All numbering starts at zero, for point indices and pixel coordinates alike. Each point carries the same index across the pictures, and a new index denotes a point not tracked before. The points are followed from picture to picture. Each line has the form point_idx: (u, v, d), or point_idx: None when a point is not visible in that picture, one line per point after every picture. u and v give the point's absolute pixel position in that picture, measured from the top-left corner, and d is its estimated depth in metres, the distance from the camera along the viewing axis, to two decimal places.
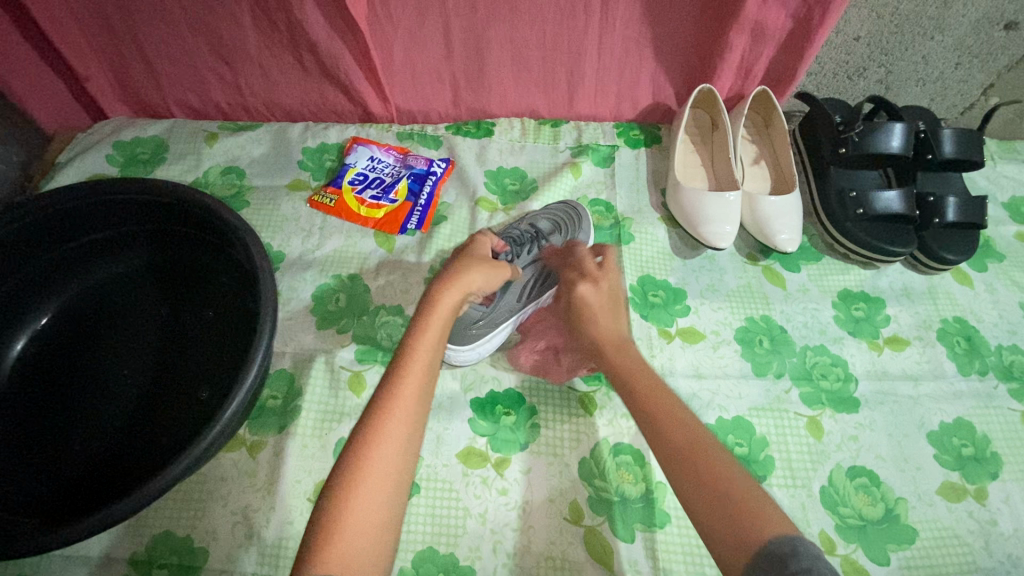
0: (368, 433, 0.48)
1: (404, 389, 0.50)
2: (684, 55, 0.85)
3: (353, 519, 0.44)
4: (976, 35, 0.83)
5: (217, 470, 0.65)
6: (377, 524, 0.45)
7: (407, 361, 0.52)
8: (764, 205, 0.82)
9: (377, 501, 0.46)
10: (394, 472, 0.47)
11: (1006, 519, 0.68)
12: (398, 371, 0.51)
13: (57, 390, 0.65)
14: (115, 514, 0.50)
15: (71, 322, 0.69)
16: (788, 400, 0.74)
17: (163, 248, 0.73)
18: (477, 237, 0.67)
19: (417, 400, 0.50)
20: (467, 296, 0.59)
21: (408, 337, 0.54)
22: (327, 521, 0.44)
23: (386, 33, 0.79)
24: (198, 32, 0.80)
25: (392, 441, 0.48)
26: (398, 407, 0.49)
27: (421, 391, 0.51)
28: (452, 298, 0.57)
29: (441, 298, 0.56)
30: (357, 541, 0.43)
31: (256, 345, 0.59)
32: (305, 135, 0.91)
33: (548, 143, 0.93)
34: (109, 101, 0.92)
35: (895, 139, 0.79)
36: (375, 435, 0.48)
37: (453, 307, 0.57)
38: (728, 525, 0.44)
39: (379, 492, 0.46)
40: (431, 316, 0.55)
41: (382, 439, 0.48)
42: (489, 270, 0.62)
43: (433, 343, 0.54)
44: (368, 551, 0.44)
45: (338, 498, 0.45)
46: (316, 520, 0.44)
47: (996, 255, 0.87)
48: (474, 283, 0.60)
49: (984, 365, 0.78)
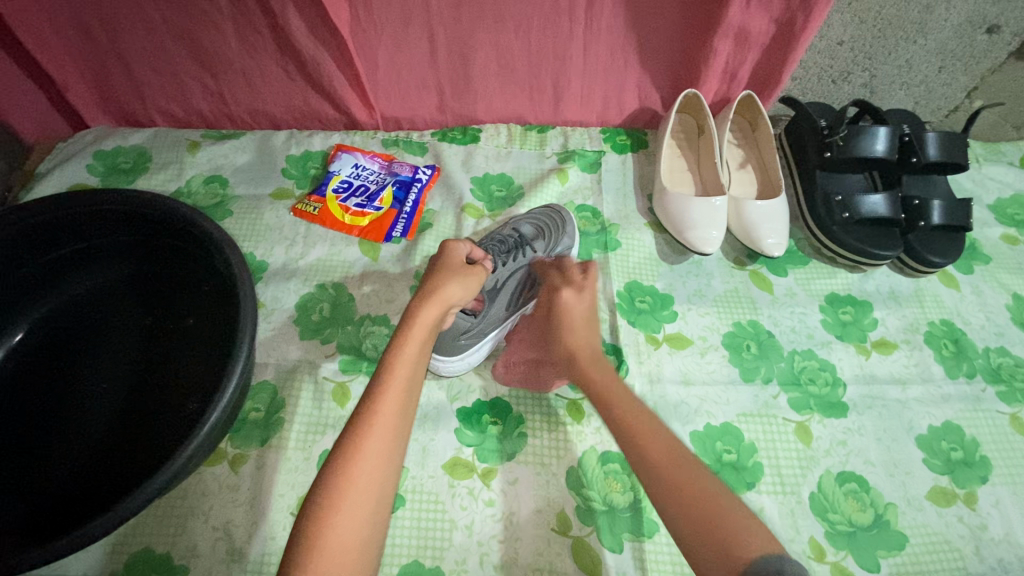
0: (348, 449, 0.47)
1: (386, 403, 0.50)
2: (669, 60, 0.85)
3: (334, 538, 0.44)
4: (958, 38, 0.83)
5: (198, 485, 0.64)
6: (357, 542, 0.44)
7: (388, 378, 0.51)
8: (751, 209, 0.82)
9: (358, 518, 0.45)
10: (375, 492, 0.46)
11: (996, 523, 0.68)
12: (380, 385, 0.51)
13: (36, 405, 0.64)
14: (90, 533, 0.49)
15: (49, 336, 0.68)
16: (776, 405, 0.73)
17: (144, 260, 0.72)
18: (449, 241, 0.64)
19: (399, 414, 0.50)
20: (447, 310, 0.58)
21: (389, 352, 0.53)
22: (307, 540, 0.43)
23: (370, 41, 0.79)
24: (179, 41, 0.79)
25: (373, 457, 0.47)
26: (379, 421, 0.49)
27: (403, 406, 0.50)
28: (430, 314, 0.56)
29: (422, 312, 0.55)
30: (337, 560, 0.43)
31: (234, 359, 0.57)
32: (289, 143, 0.91)
33: (534, 149, 0.93)
34: (90, 111, 0.91)
35: (880, 143, 0.80)
36: (357, 451, 0.47)
37: (432, 323, 0.56)
38: (712, 537, 0.44)
39: (360, 509, 0.45)
40: (411, 332, 0.54)
41: (363, 455, 0.47)
42: (470, 280, 0.60)
43: (415, 355, 0.53)
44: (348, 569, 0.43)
45: (315, 520, 0.44)
46: (296, 539, 0.44)
47: (982, 258, 0.88)
48: (453, 295, 0.58)
49: (971, 368, 0.78)
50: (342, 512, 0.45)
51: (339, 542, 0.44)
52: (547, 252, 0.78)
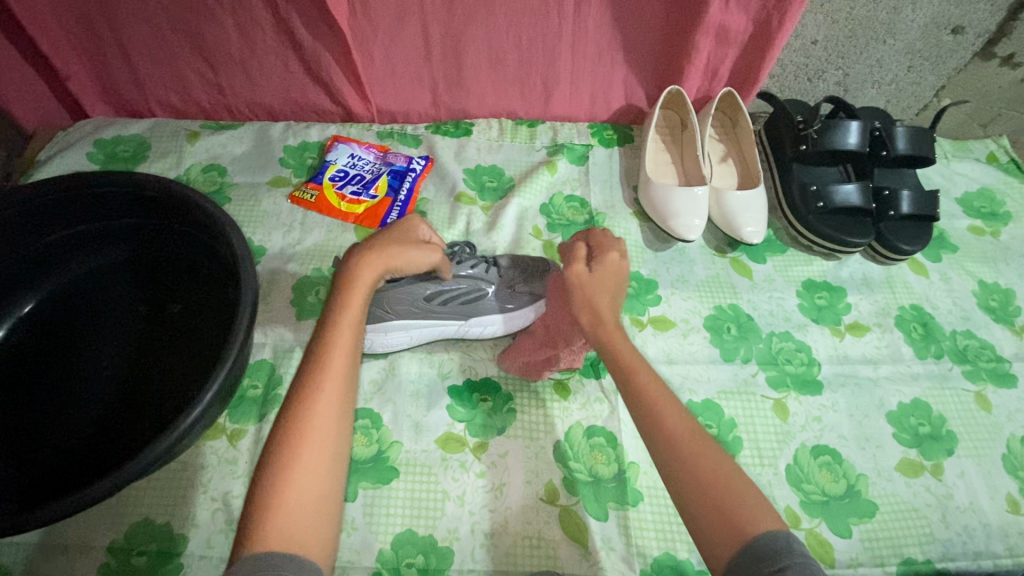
0: (292, 415, 0.49)
1: (329, 368, 0.51)
2: (654, 58, 0.89)
3: (289, 497, 0.46)
4: (925, 39, 0.88)
5: (197, 458, 0.66)
6: (312, 498, 0.47)
7: (330, 346, 0.52)
8: (731, 199, 0.86)
9: (312, 477, 0.47)
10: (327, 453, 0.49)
11: (961, 492, 0.71)
12: (320, 350, 0.52)
13: (27, 381, 0.66)
14: (91, 496, 0.51)
15: (50, 314, 0.70)
16: (754, 383, 0.77)
17: (144, 241, 0.74)
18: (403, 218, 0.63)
19: (342, 378, 0.52)
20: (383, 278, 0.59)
21: (326, 323, 0.54)
22: (263, 503, 0.45)
23: (367, 35, 0.82)
24: (181, 33, 0.82)
25: (323, 420, 0.49)
26: (325, 388, 0.50)
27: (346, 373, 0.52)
28: (363, 283, 0.56)
29: (356, 280, 0.56)
30: (294, 514, 0.46)
31: (234, 333, 0.60)
32: (286, 134, 0.93)
33: (524, 142, 0.96)
34: (90, 101, 0.93)
35: (852, 136, 0.84)
36: (301, 415, 0.49)
37: (366, 290, 0.56)
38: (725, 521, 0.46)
39: (314, 468, 0.48)
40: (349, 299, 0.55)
41: (309, 419, 0.49)
42: (411, 250, 0.60)
43: (353, 318, 0.55)
44: (303, 523, 0.46)
45: (271, 481, 0.46)
46: (250, 505, 0.46)
47: (949, 246, 0.92)
48: (391, 265, 0.58)
49: (939, 349, 0.82)
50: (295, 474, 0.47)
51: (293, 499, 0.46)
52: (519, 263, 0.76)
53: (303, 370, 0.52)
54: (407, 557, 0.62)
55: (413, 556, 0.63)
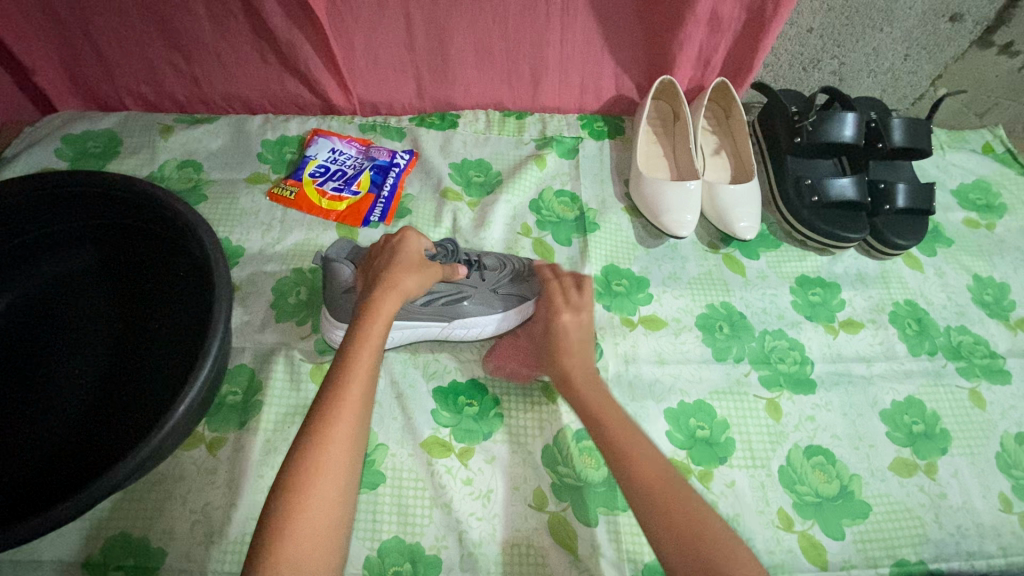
0: (308, 441, 0.48)
1: (349, 389, 0.51)
2: (645, 47, 0.86)
3: (304, 518, 0.45)
4: (923, 27, 0.86)
5: (174, 469, 0.64)
6: (329, 521, 0.46)
7: (352, 365, 0.52)
8: (723, 193, 0.84)
9: (329, 499, 0.46)
10: (345, 473, 0.48)
11: (955, 492, 0.71)
12: (340, 375, 0.52)
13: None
14: (65, 513, 0.49)
15: (20, 319, 0.67)
16: (747, 382, 0.75)
17: (116, 242, 0.71)
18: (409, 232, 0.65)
19: (362, 405, 0.51)
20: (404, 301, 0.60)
21: (352, 340, 0.54)
22: (278, 524, 0.44)
23: (345, 24, 0.79)
24: (150, 23, 0.78)
25: (340, 441, 0.48)
26: (345, 408, 0.50)
27: (367, 392, 0.52)
28: (390, 305, 0.58)
29: (382, 302, 0.58)
30: (306, 544, 0.44)
31: (211, 338, 0.57)
32: (265, 128, 0.90)
33: (512, 135, 0.94)
34: (58, 94, 0.89)
35: (847, 128, 0.82)
36: (319, 441, 0.48)
37: (392, 312, 0.58)
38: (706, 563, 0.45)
39: (332, 489, 0.47)
40: (374, 320, 0.56)
41: (325, 445, 0.48)
42: (425, 271, 0.63)
43: (373, 344, 0.55)
44: (314, 554, 0.44)
45: (287, 502, 0.45)
46: (264, 525, 0.44)
47: (944, 240, 0.91)
48: (411, 288, 0.61)
49: (933, 346, 0.81)
50: (308, 501, 0.45)
51: (305, 529, 0.44)
52: (492, 288, 0.72)
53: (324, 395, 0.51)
54: (393, 566, 0.61)
55: (400, 564, 0.61)
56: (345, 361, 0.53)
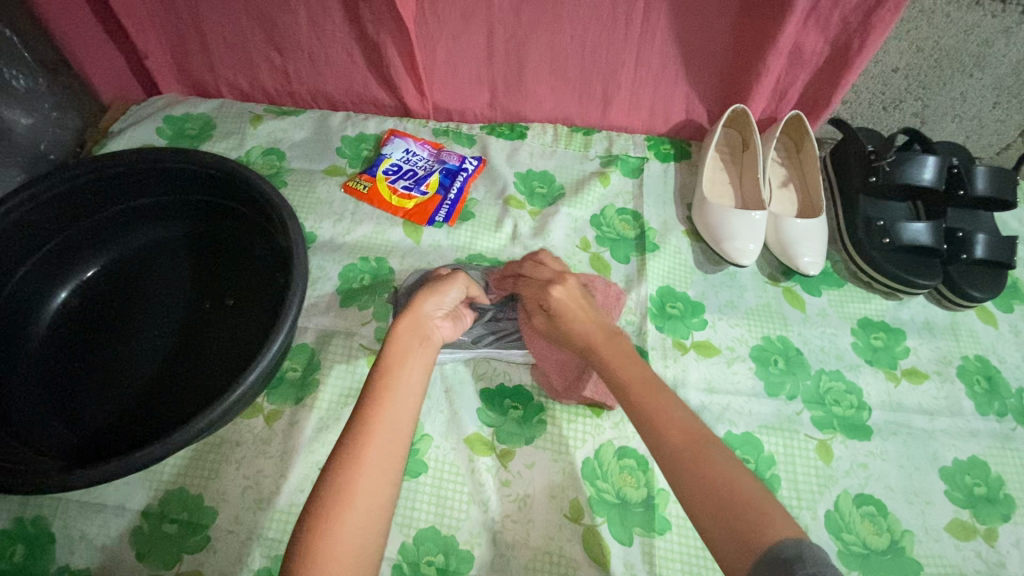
0: (323, 512, 0.46)
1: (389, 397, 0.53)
2: (721, 75, 0.86)
3: (344, 516, 0.46)
4: (1016, 75, 0.82)
5: (234, 434, 0.68)
6: (365, 519, 0.46)
7: (388, 377, 0.55)
8: (790, 226, 0.82)
9: (367, 497, 0.47)
10: (383, 473, 0.49)
11: (1015, 562, 0.67)
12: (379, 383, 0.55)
13: (76, 350, 0.68)
14: (139, 460, 0.53)
15: (108, 280, 0.73)
16: (799, 421, 0.73)
17: (200, 218, 0.77)
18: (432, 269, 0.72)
19: (401, 409, 0.53)
20: (423, 318, 0.63)
21: (385, 356, 0.57)
22: (316, 518, 0.45)
23: (431, 33, 0.82)
24: (254, 19, 0.84)
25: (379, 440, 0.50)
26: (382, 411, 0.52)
27: (403, 397, 0.54)
28: (406, 322, 0.61)
29: (400, 318, 0.61)
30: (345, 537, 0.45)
31: (284, 316, 0.61)
32: (345, 124, 0.95)
33: (578, 150, 0.95)
34: (164, 78, 0.96)
35: (928, 171, 0.79)
36: (333, 513, 0.45)
37: (410, 327, 0.61)
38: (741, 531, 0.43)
39: (371, 487, 0.48)
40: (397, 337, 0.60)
41: (341, 518, 0.45)
42: (435, 288, 0.66)
43: (399, 398, 0.54)
44: (348, 552, 0.44)
45: (329, 497, 0.46)
46: (304, 523, 0.45)
47: (1023, 298, 0.86)
48: (426, 306, 0.64)
49: (1003, 407, 0.77)
50: (344, 518, 0.46)
51: (347, 535, 0.45)
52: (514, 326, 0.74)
53: (339, 451, 0.49)
54: (427, 555, 0.62)
55: (433, 555, 0.62)
56: (362, 424, 0.51)
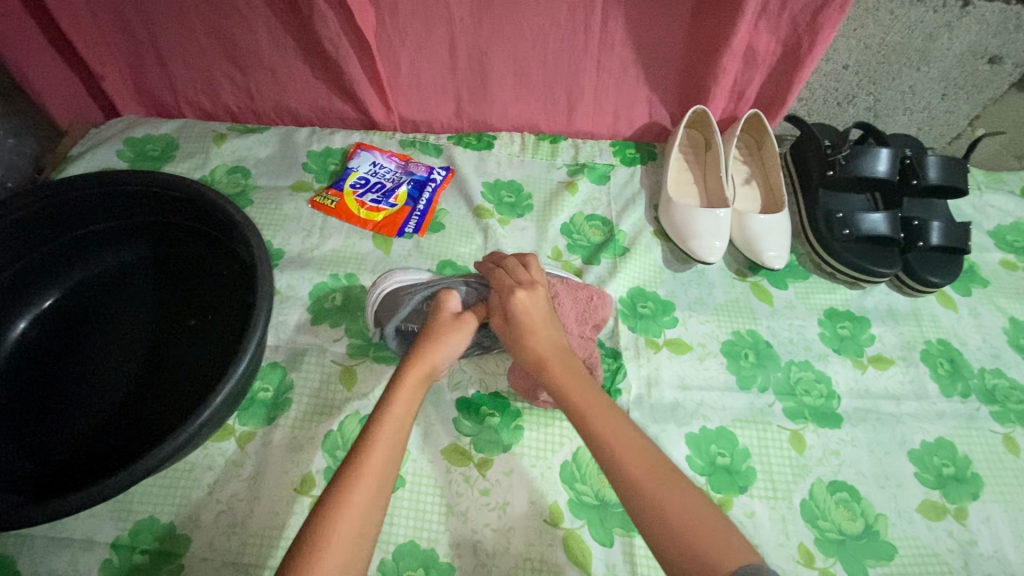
0: (335, 498, 0.48)
1: (401, 397, 0.56)
2: (679, 78, 0.88)
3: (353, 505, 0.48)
4: (961, 67, 0.86)
5: (205, 459, 0.66)
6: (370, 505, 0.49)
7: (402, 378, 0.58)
8: (753, 223, 0.84)
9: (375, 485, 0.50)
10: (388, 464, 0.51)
11: (986, 539, 0.68)
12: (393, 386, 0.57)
13: (37, 382, 0.66)
14: (102, 491, 0.51)
15: (69, 309, 0.72)
16: (771, 413, 0.75)
17: (164, 241, 0.76)
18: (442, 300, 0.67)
19: (409, 408, 0.56)
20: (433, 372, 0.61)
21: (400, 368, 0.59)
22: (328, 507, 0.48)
23: (392, 46, 0.83)
24: (213, 38, 0.83)
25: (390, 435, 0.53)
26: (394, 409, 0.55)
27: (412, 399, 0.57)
28: (417, 373, 0.59)
29: (408, 371, 0.59)
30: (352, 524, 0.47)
31: (249, 337, 0.60)
32: (310, 139, 0.94)
33: (545, 158, 0.96)
34: (123, 100, 0.95)
35: (881, 163, 0.81)
36: (338, 509, 0.47)
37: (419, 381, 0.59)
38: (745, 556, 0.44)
39: (377, 477, 0.50)
40: (411, 369, 0.59)
41: (340, 521, 0.47)
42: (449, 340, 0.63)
43: (411, 398, 0.57)
44: (352, 538, 0.47)
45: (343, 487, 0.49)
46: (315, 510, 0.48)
47: (980, 281, 0.89)
48: (440, 358, 0.62)
49: (966, 388, 0.79)
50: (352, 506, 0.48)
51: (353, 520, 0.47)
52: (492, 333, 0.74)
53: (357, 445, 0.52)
54: (407, 570, 0.62)
55: (413, 568, 0.62)
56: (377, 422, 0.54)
